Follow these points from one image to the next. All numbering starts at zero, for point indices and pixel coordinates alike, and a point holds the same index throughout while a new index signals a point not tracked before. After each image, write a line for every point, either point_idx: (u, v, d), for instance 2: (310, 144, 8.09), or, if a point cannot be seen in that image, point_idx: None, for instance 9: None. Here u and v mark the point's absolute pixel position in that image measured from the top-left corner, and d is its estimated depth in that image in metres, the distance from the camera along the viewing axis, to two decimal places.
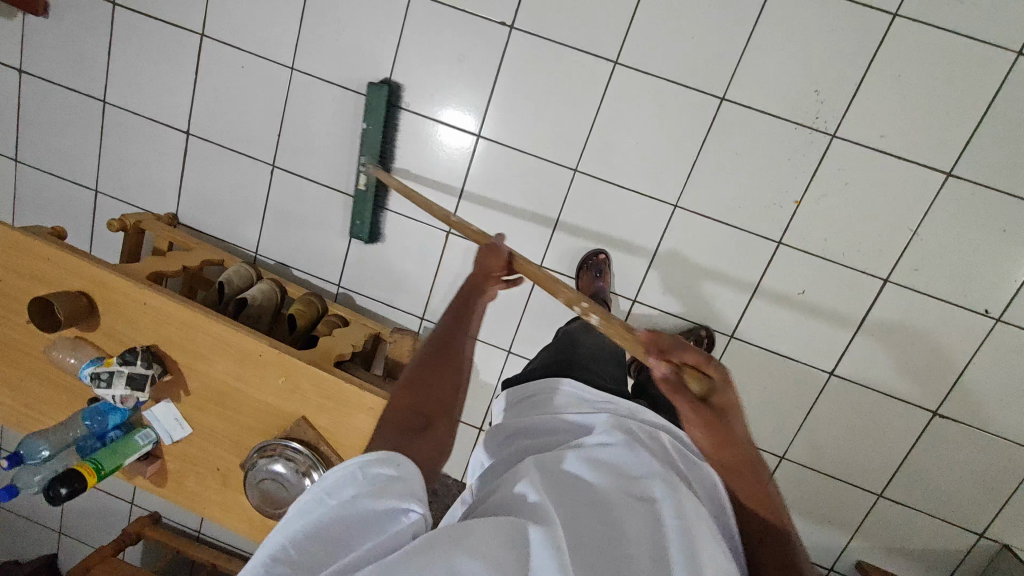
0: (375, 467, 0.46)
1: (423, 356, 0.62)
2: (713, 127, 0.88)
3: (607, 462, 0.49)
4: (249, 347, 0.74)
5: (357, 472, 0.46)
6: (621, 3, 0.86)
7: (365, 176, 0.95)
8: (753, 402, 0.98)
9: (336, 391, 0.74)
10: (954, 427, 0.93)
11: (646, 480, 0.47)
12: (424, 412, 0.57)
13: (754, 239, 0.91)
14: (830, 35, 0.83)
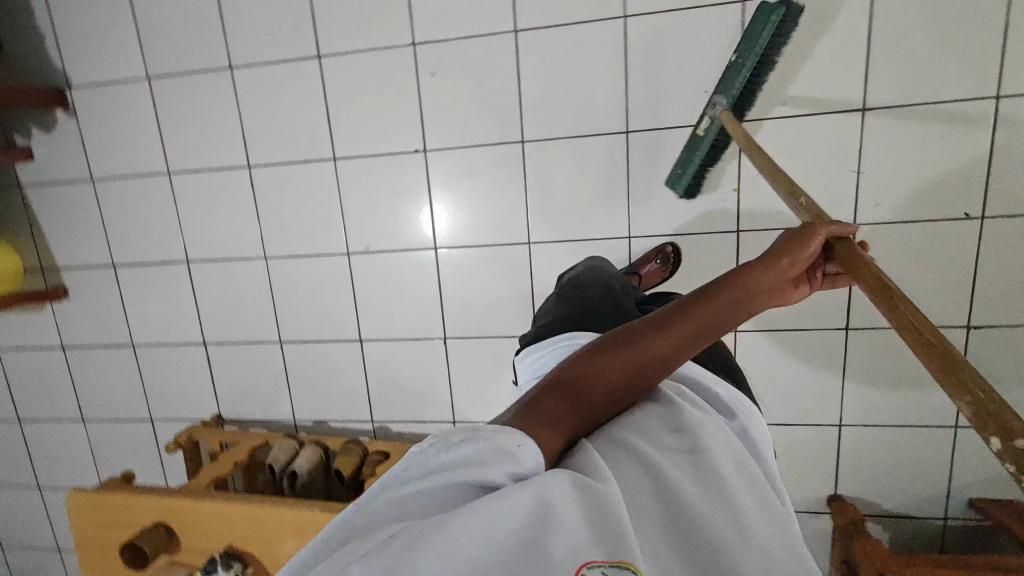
0: (501, 440, 0.39)
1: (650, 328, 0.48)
2: (630, 158, 0.94)
3: (651, 415, 0.47)
4: (304, 519, 0.81)
5: (489, 433, 0.39)
6: (505, 92, 0.94)
7: (705, 122, 0.87)
8: (787, 382, 0.97)
9: None
10: (997, 333, 0.89)
11: (692, 433, 0.45)
12: (597, 390, 0.47)
13: (713, 236, 0.94)
14: (695, 37, 0.87)
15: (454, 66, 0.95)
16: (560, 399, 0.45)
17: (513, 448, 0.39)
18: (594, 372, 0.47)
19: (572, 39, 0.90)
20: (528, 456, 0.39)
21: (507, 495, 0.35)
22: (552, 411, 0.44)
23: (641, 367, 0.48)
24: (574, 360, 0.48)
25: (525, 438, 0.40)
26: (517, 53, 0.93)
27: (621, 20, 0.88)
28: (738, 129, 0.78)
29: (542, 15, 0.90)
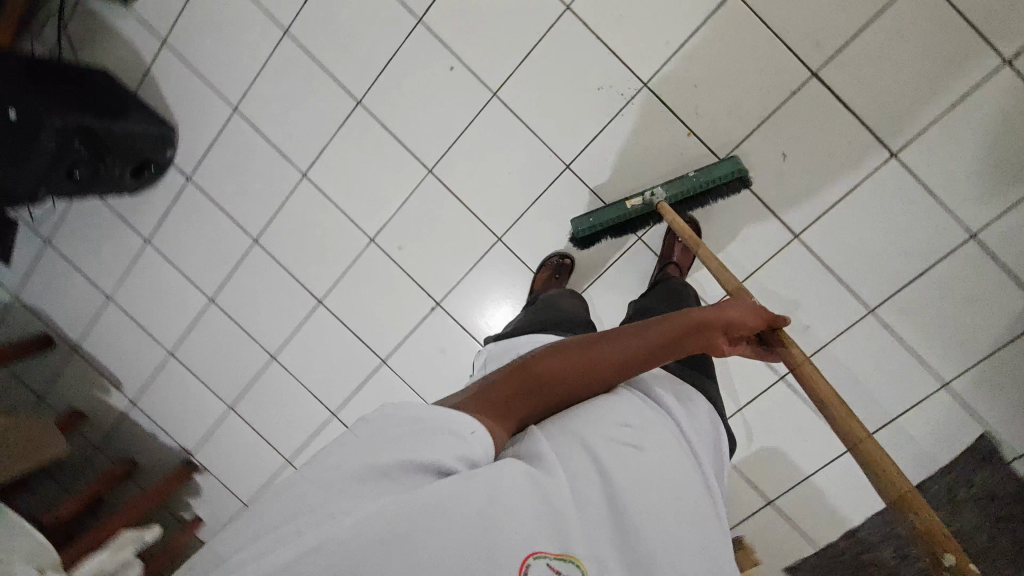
0: (454, 426, 0.40)
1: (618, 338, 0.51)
2: (588, 181, 0.96)
3: (607, 409, 0.48)
4: None
5: (443, 420, 0.39)
6: (458, 217, 1.02)
7: (639, 200, 0.90)
8: (883, 240, 0.88)
9: None
10: None
11: (637, 430, 0.47)
12: (552, 382, 0.48)
13: (706, 182, 0.92)
14: (556, 60, 0.91)
15: (408, 229, 1.04)
16: (512, 390, 0.46)
17: (464, 433, 0.40)
18: (558, 369, 0.48)
19: (471, 140, 0.97)
20: (480, 444, 0.40)
21: (467, 488, 0.37)
22: (505, 405, 0.45)
23: (599, 372, 0.50)
24: (536, 355, 0.49)
25: (478, 428, 0.40)
26: (443, 184, 1.00)
27: (493, 98, 0.95)
28: (678, 225, 0.83)
29: (437, 144, 0.99)
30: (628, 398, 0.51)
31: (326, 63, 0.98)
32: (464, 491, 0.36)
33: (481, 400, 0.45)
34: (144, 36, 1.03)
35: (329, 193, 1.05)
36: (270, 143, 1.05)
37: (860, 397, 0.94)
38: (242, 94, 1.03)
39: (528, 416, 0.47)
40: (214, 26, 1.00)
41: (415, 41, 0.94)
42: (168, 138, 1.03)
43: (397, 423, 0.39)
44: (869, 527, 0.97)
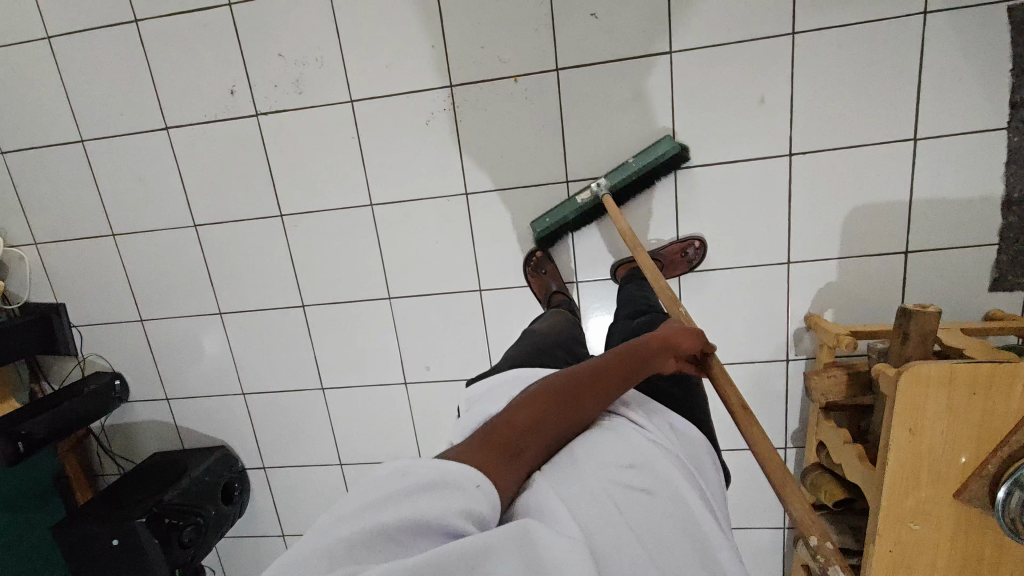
0: (460, 479, 0.43)
1: (591, 370, 0.60)
2: (491, 187, 0.95)
3: (598, 451, 0.52)
4: (888, 553, 0.69)
5: (457, 471, 0.44)
6: (439, 306, 1.03)
7: (587, 194, 0.90)
8: None
9: (908, 465, 0.65)
10: None
11: (635, 470, 0.51)
12: (546, 422, 0.53)
13: (566, 94, 0.89)
14: (382, 139, 0.95)
15: (420, 350, 1.06)
16: (523, 424, 0.51)
17: (470, 487, 0.43)
18: (557, 400, 0.55)
19: (391, 249, 1.00)
20: (485, 495, 0.44)
21: (501, 537, 0.40)
22: (516, 442, 0.50)
23: (587, 408, 0.56)
24: (540, 389, 0.56)
25: (482, 479, 0.44)
26: (406, 297, 1.03)
27: (374, 206, 0.98)
28: (624, 230, 0.86)
29: (375, 276, 1.03)
30: (626, 436, 0.55)
31: (261, 304, 1.08)
32: (496, 539, 0.39)
33: (487, 446, 0.48)
34: (155, 408, 1.18)
35: (348, 383, 1.10)
36: (284, 391, 1.13)
37: (869, 97, 0.82)
38: (238, 379, 1.13)
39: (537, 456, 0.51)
40: (182, 356, 1.13)
41: (293, 229, 1.02)
42: (227, 455, 1.15)
43: (413, 480, 0.43)
44: (1010, 180, 0.82)
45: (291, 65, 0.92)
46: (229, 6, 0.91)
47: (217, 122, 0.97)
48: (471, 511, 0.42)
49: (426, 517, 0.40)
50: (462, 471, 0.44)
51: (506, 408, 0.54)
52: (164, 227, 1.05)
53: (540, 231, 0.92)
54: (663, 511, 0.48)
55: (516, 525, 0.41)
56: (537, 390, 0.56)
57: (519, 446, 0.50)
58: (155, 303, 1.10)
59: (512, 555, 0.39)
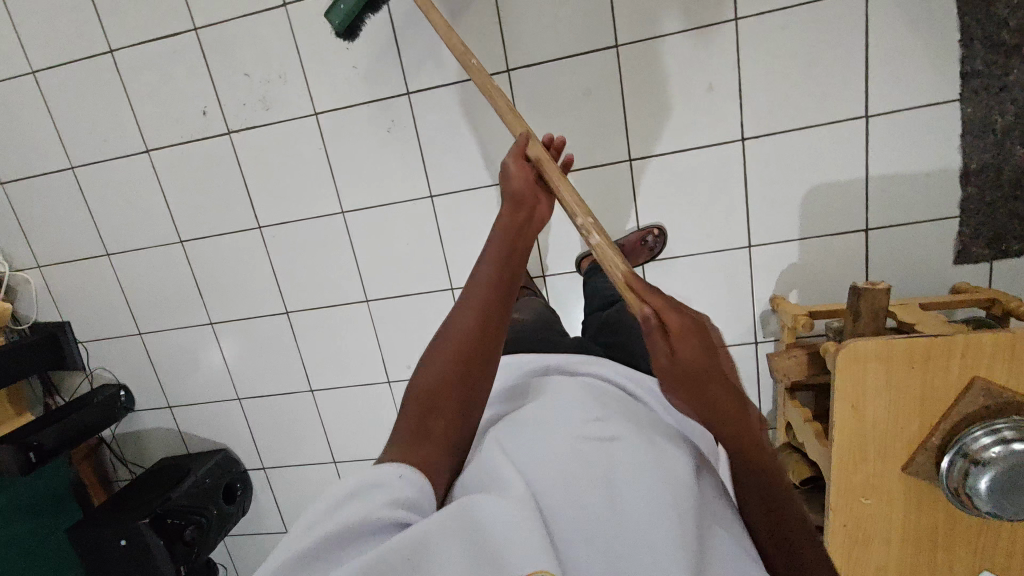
0: (385, 478, 0.43)
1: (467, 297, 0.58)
2: (454, 188, 0.98)
3: (555, 409, 0.51)
4: (850, 525, 0.69)
5: (380, 469, 0.43)
6: (414, 306, 1.06)
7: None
8: None
9: (858, 437, 0.66)
10: None
11: (604, 423, 0.49)
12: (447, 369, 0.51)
13: (519, 93, 0.91)
14: (348, 148, 0.98)
15: (400, 349, 1.09)
16: (423, 390, 0.50)
17: (394, 479, 0.43)
18: (452, 336, 0.53)
19: (365, 253, 1.04)
20: (409, 482, 0.43)
21: (440, 522, 0.39)
22: (424, 412, 0.49)
23: (489, 342, 0.54)
24: (437, 339, 0.54)
25: (403, 467, 0.44)
26: (382, 299, 1.07)
27: (345, 213, 1.02)
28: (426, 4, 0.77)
29: (352, 280, 1.07)
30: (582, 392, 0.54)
31: (248, 312, 1.13)
32: (429, 530, 0.38)
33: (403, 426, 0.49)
34: (159, 416, 1.25)
35: (334, 384, 1.15)
36: (275, 394, 1.18)
37: (816, 78, 0.82)
38: (232, 385, 1.19)
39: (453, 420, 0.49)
40: (178, 365, 1.19)
41: (271, 239, 1.06)
42: (227, 457, 1.20)
43: (341, 491, 0.42)
44: (967, 150, 0.82)
45: (256, 83, 0.97)
46: (195, 30, 0.95)
47: (192, 142, 1.02)
48: (398, 501, 0.41)
49: (351, 524, 0.39)
50: (384, 469, 0.43)
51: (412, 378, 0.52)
52: (153, 244, 1.11)
53: (337, 22, 0.83)
54: (636, 454, 0.46)
55: (454, 505, 0.40)
56: (434, 347, 0.54)
57: (427, 404, 0.49)
58: (151, 316, 1.16)
59: (449, 539, 0.38)
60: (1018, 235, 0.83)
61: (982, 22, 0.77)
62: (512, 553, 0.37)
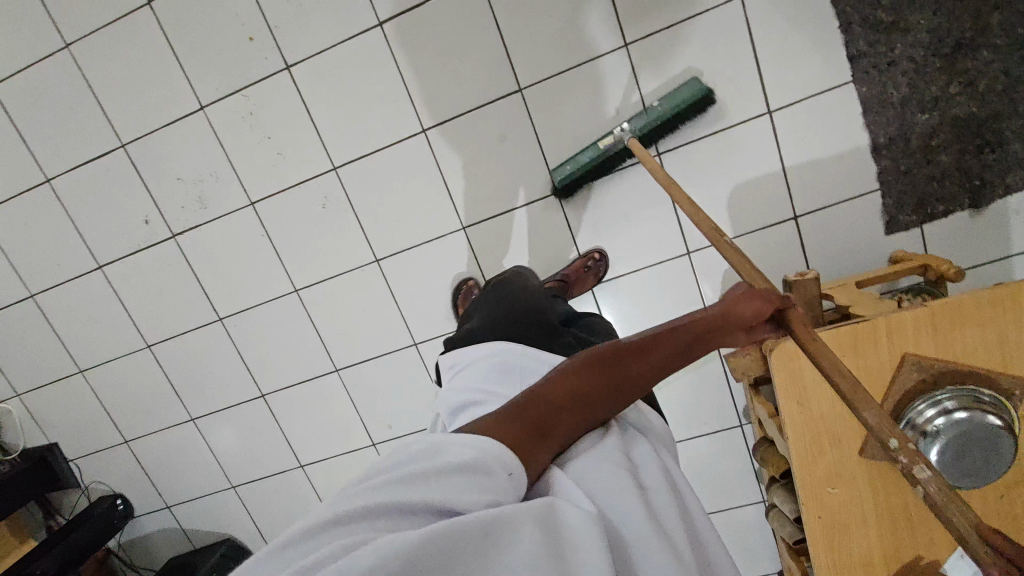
0: (494, 467, 0.42)
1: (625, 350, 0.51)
2: (397, 248, 1.00)
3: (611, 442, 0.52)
4: (824, 513, 0.70)
5: (489, 454, 0.42)
6: (383, 367, 1.08)
7: (612, 138, 0.86)
8: (562, 11, 0.85)
9: (817, 425, 0.67)
10: None
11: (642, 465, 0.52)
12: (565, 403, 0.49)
13: (440, 149, 0.94)
14: (289, 229, 1.01)
15: (378, 412, 1.11)
16: (548, 397, 0.49)
17: (502, 475, 0.42)
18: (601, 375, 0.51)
19: (326, 324, 1.06)
20: (511, 479, 0.42)
21: (533, 512, 0.38)
22: (547, 420, 0.48)
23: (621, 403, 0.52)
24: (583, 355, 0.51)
25: (512, 464, 0.43)
26: (351, 366, 1.09)
27: (299, 291, 1.04)
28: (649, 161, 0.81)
29: (319, 353, 1.09)
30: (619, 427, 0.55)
31: (226, 402, 1.14)
32: (520, 511, 0.37)
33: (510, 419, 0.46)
34: (160, 516, 1.26)
35: (321, 457, 1.16)
36: (267, 477, 1.19)
37: (715, 86, 0.85)
38: (224, 475, 1.20)
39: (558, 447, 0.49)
40: (168, 464, 1.21)
41: (234, 328, 1.08)
42: (232, 546, 1.21)
43: (445, 458, 0.41)
44: (872, 127, 0.84)
45: (190, 184, 0.99)
46: (123, 146, 0.99)
47: (140, 250, 1.04)
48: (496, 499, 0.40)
49: (455, 497, 0.39)
50: (498, 456, 0.42)
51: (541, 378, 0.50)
52: (122, 353, 1.13)
53: (561, 179, 0.88)
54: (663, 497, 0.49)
55: (544, 503, 0.39)
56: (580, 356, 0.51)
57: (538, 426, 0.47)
58: (133, 422, 1.18)
59: (532, 525, 0.37)
60: (940, 197, 0.85)
61: (858, 6, 0.80)
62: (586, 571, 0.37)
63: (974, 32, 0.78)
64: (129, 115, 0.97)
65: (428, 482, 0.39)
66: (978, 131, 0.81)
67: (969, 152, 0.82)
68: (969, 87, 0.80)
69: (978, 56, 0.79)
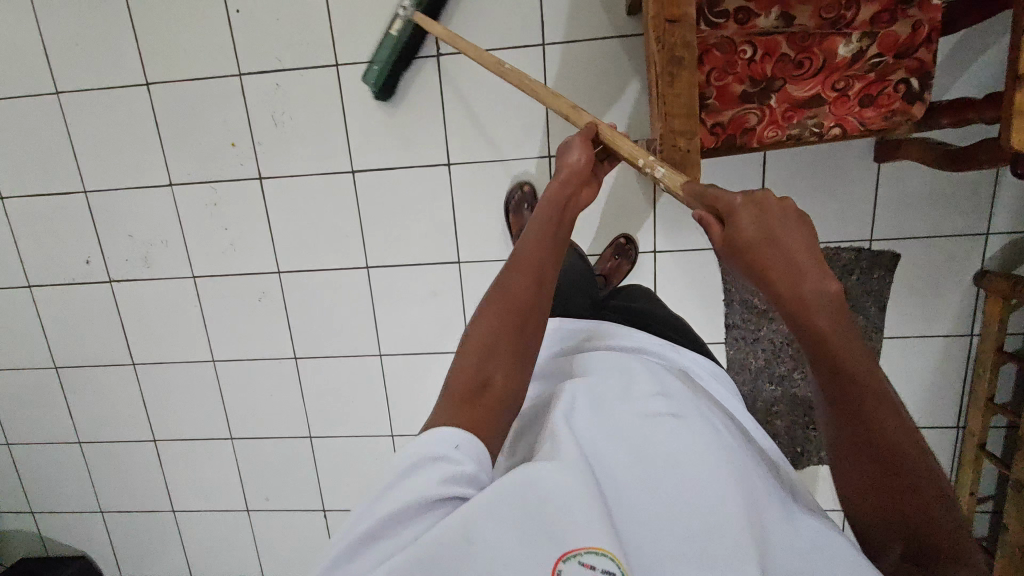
0: (443, 447, 0.48)
1: (513, 274, 0.59)
2: (315, 353, 1.09)
3: (616, 391, 0.58)
4: None
5: (437, 439, 0.49)
6: (276, 446, 1.16)
7: (399, 22, 0.87)
8: (510, 211, 0.98)
9: None
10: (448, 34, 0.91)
11: (649, 398, 0.56)
12: (500, 345, 0.55)
13: (377, 285, 1.04)
14: (223, 309, 1.08)
15: (260, 483, 1.19)
16: (474, 356, 0.54)
17: (454, 447, 0.48)
18: (509, 304, 0.57)
19: (234, 397, 1.13)
20: (465, 450, 0.48)
21: (489, 498, 0.45)
22: (481, 377, 0.53)
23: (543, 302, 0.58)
24: (481, 310, 0.57)
25: (456, 437, 0.49)
26: (246, 438, 1.16)
27: (216, 362, 1.11)
28: (438, 31, 0.80)
29: (219, 419, 1.15)
30: (643, 373, 0.60)
31: (118, 436, 1.19)
32: (480, 505, 0.45)
33: (464, 402, 0.52)
34: (21, 520, 1.28)
35: (197, 507, 1.22)
36: (137, 510, 1.24)
37: None
38: (96, 498, 1.24)
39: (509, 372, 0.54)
40: (43, 474, 1.23)
41: (144, 376, 1.14)
42: (86, 566, 1.25)
43: (406, 461, 0.49)
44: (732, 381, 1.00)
45: (139, 243, 1.05)
46: (86, 193, 1.04)
47: (74, 285, 1.09)
48: (457, 472, 0.47)
49: (423, 495, 0.46)
50: (443, 437, 0.49)
51: (460, 347, 0.56)
52: (27, 366, 1.16)
53: (374, 82, 0.89)
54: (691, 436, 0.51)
55: (513, 478, 0.46)
56: (482, 307, 0.58)
57: (481, 381, 0.53)
58: (18, 429, 1.20)
59: (496, 515, 0.44)
60: None
61: (741, 289, 0.95)
62: (569, 534, 0.44)
63: None
64: (99, 169, 1.02)
65: (402, 486, 0.48)
66: (808, 411, 0.99)
67: (798, 424, 1.00)
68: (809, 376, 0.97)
69: None
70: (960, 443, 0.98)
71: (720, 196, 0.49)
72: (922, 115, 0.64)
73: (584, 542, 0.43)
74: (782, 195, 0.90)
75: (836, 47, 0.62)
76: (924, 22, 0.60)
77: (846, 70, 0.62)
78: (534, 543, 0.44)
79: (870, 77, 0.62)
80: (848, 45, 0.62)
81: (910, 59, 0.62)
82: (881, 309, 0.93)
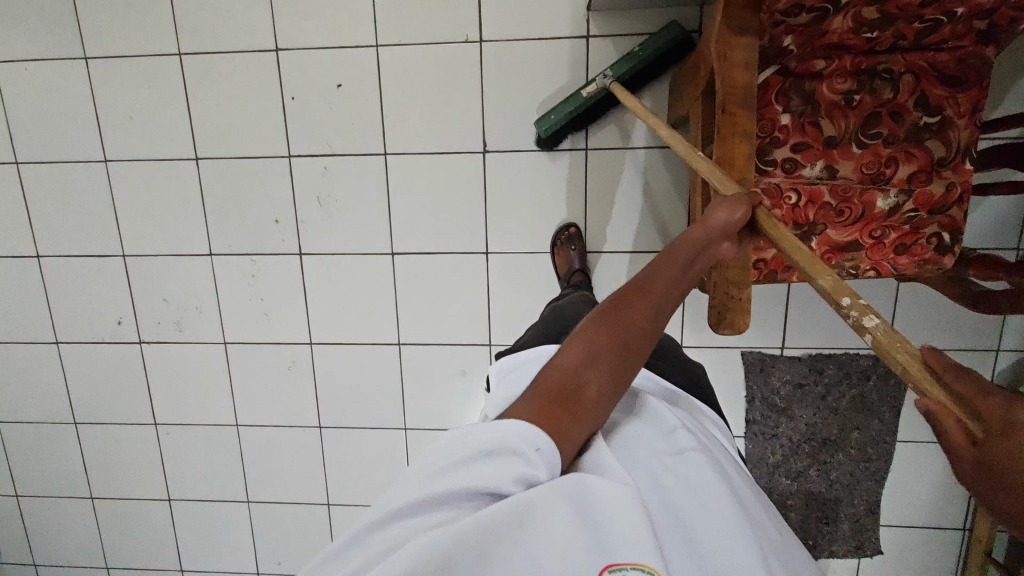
0: (516, 442, 0.43)
1: (630, 295, 0.50)
2: (340, 423, 1.10)
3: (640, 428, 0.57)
4: None
5: (513, 434, 0.43)
6: (292, 512, 1.16)
7: (594, 86, 0.86)
8: (543, 298, 1.01)
9: None
10: (496, 132, 0.95)
11: (677, 437, 0.55)
12: (600, 365, 0.46)
13: (407, 362, 1.06)
14: (252, 376, 1.09)
15: (272, 547, 1.19)
16: (577, 366, 0.46)
17: (529, 448, 0.42)
18: (621, 326, 0.48)
19: (254, 462, 1.14)
20: (541, 458, 0.43)
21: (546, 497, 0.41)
22: (575, 394, 0.45)
23: (649, 342, 0.49)
24: (596, 318, 0.49)
25: (538, 440, 0.43)
26: (261, 503, 1.16)
27: (239, 426, 1.12)
28: (628, 97, 0.80)
29: (237, 482, 1.15)
30: (668, 412, 0.59)
31: (131, 493, 1.18)
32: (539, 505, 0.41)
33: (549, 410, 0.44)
34: (21, 572, 1.26)
35: (205, 567, 1.21)
36: (142, 568, 1.23)
37: None
38: (102, 553, 1.22)
39: (598, 405, 0.47)
40: (49, 527, 1.22)
41: (164, 436, 1.14)
42: None
43: (467, 445, 0.43)
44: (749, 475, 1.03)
45: (173, 308, 1.07)
46: (123, 257, 1.05)
47: (103, 344, 1.10)
48: (528, 478, 0.42)
49: (479, 484, 0.41)
50: (523, 434, 0.43)
51: (564, 345, 0.48)
52: (45, 420, 1.15)
53: (544, 128, 0.89)
54: (717, 481, 0.50)
55: (572, 483, 0.43)
56: (598, 316, 0.49)
57: (574, 395, 0.45)
58: (28, 481, 1.19)
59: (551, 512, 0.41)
60: None
61: (761, 387, 0.99)
62: (612, 544, 0.41)
63: (838, 437, 0.99)
64: (140, 235, 1.04)
65: (456, 470, 0.43)
66: (822, 507, 1.02)
67: (811, 519, 1.03)
68: (824, 473, 1.01)
69: (837, 456, 1.00)
70: (965, 544, 1.01)
71: (992, 396, 0.27)
72: (951, 265, 0.69)
73: (628, 556, 0.40)
74: (805, 302, 0.95)
75: (875, 200, 0.66)
76: (957, 184, 0.65)
77: (883, 221, 0.67)
78: (579, 550, 0.40)
79: (905, 228, 0.67)
80: (886, 199, 0.66)
81: (942, 215, 0.66)
82: (896, 414, 0.97)
